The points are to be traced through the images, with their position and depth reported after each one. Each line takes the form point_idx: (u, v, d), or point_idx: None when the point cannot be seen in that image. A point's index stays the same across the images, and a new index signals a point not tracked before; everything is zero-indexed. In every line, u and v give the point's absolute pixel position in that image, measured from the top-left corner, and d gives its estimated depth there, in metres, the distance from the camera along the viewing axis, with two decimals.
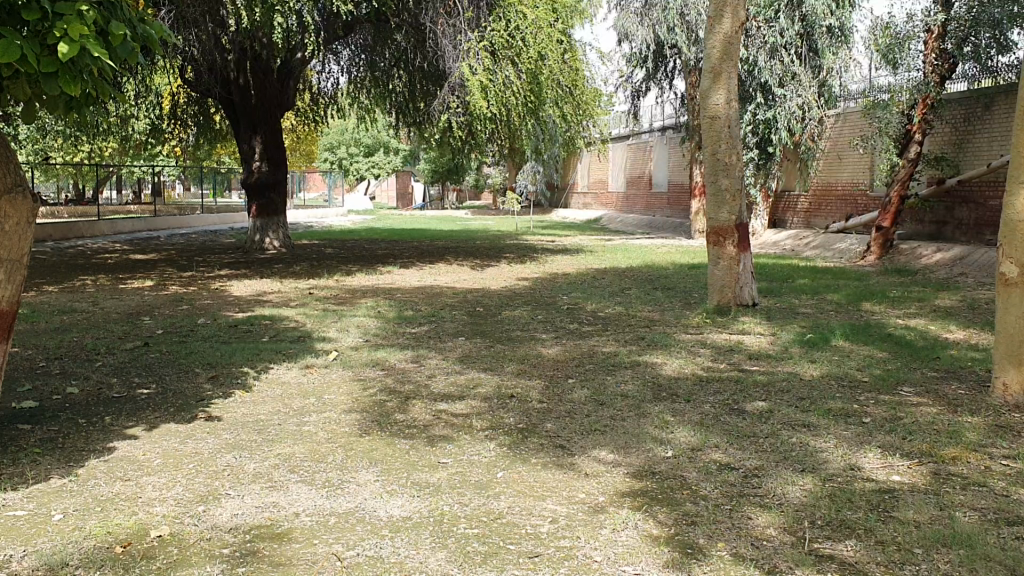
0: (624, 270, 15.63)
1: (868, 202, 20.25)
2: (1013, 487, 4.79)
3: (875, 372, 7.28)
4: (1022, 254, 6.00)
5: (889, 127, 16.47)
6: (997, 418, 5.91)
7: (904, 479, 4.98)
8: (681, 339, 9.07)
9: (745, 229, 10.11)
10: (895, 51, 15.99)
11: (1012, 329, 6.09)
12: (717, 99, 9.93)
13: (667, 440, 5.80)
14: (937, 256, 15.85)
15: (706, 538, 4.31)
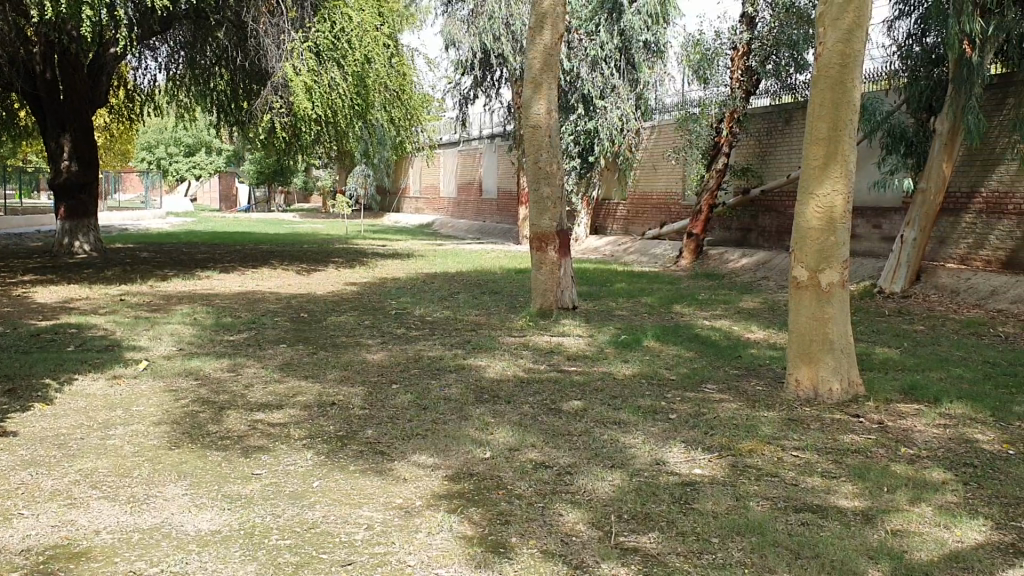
0: (454, 274, 15.73)
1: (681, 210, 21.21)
2: (801, 476, 5.15)
3: (682, 371, 7.64)
4: (811, 259, 6.43)
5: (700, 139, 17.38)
6: (789, 412, 6.33)
7: (705, 472, 5.26)
8: (504, 342, 9.22)
9: (566, 236, 10.42)
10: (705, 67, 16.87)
11: (802, 329, 6.53)
12: (537, 109, 10.12)
13: (485, 442, 5.88)
14: (743, 261, 16.81)
15: (518, 536, 4.40)
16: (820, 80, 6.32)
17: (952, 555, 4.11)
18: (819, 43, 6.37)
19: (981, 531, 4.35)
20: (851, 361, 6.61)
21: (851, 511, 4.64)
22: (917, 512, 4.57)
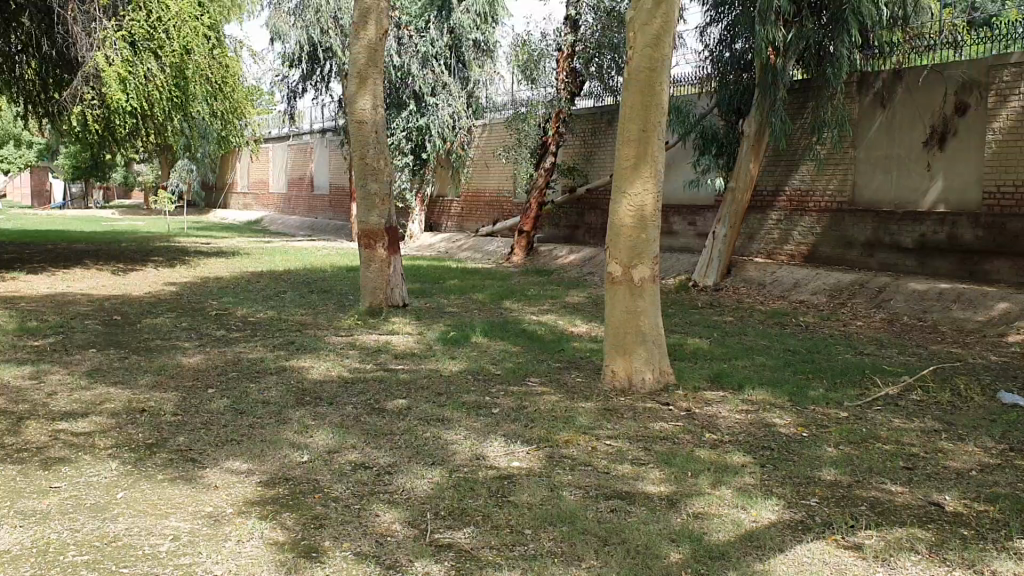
0: (281, 273, 15.35)
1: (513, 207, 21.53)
2: (613, 464, 5.31)
3: (506, 365, 7.75)
4: (625, 255, 6.65)
5: None
6: (606, 402, 6.52)
7: (523, 464, 5.34)
8: (330, 341, 9.07)
9: (394, 233, 10.36)
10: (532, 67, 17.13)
11: (618, 322, 6.75)
12: (363, 105, 9.99)
13: (304, 445, 5.76)
14: (572, 257, 17.21)
15: (332, 539, 4.34)
16: (630, 82, 6.54)
17: (747, 534, 4.34)
18: (630, 47, 6.59)
19: (775, 509, 4.62)
20: (661, 353, 6.90)
21: (658, 496, 4.83)
22: (718, 495, 4.81)
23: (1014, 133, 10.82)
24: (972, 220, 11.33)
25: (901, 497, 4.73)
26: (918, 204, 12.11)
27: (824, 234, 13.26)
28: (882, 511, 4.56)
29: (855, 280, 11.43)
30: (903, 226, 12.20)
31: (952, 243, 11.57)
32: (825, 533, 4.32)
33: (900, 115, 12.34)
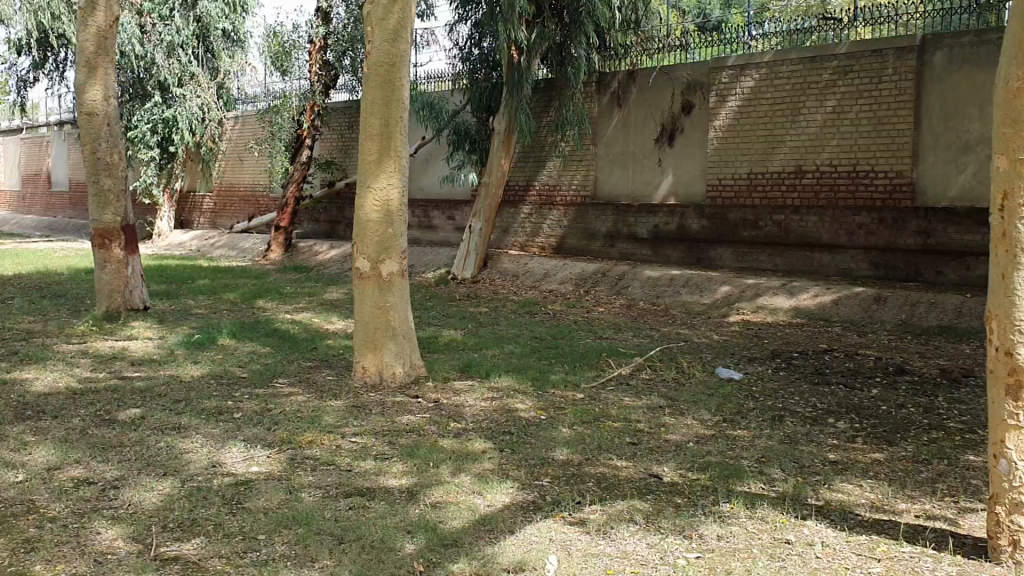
0: (11, 277, 14.10)
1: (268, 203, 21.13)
2: (356, 461, 5.28)
3: (252, 367, 7.52)
4: (372, 250, 6.62)
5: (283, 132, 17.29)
6: (354, 399, 6.47)
7: (262, 468, 5.20)
8: (60, 350, 8.43)
9: (132, 231, 9.80)
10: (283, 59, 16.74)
11: (367, 317, 6.70)
12: (93, 95, 9.38)
13: (19, 464, 5.32)
14: (332, 253, 16.98)
15: (44, 563, 4.03)
16: (370, 78, 6.51)
17: (481, 519, 4.44)
18: (368, 42, 6.55)
19: (509, 493, 4.76)
20: (411, 346, 6.93)
21: (397, 489, 4.85)
22: (456, 484, 4.89)
23: (733, 130, 11.86)
24: (699, 211, 12.29)
25: (625, 471, 5.02)
26: (653, 196, 12.96)
27: (570, 226, 13.86)
28: (607, 486, 4.81)
29: (600, 269, 12.03)
30: (642, 218, 12.98)
31: (684, 233, 12.47)
32: (554, 512, 4.50)
33: (635, 112, 13.16)
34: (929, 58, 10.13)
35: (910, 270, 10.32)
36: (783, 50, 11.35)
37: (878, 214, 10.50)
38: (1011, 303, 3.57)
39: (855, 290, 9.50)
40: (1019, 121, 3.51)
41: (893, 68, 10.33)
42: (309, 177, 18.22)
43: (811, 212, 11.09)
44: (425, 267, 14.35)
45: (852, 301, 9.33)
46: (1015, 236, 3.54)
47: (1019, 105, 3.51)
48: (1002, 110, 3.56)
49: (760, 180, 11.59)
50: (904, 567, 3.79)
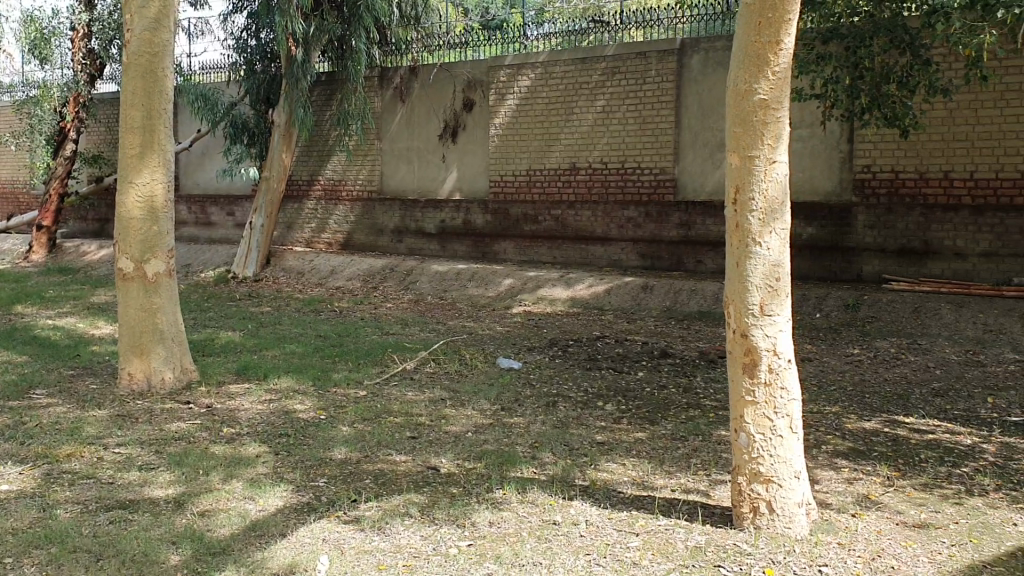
0: None
1: (29, 201, 19.75)
2: (119, 473, 5.02)
3: (6, 378, 6.98)
4: (136, 249, 6.31)
5: (44, 125, 15.92)
6: (119, 408, 6.14)
7: (13, 486, 4.84)
8: None
9: None
10: (41, 47, 15.48)
11: (133, 319, 6.38)
12: None
13: None
14: (103, 253, 16.03)
15: None
16: (129, 69, 6.19)
17: (251, 524, 4.33)
18: (126, 31, 6.22)
19: (283, 496, 4.67)
20: (181, 349, 6.65)
21: (163, 499, 4.65)
22: (227, 490, 4.74)
23: (512, 128, 12.19)
24: (482, 206, 12.54)
25: (402, 465, 5.05)
26: (437, 192, 13.11)
27: (356, 222, 13.77)
28: (384, 482, 4.83)
29: (387, 265, 12.02)
30: (427, 213, 13.08)
31: (469, 227, 12.68)
32: (328, 512, 4.44)
33: (418, 109, 13.27)
34: (687, 61, 10.82)
35: (674, 260, 10.96)
36: (557, 50, 11.76)
37: (645, 208, 11.12)
38: (745, 289, 3.85)
39: (628, 280, 10.01)
40: (748, 122, 3.79)
41: (656, 70, 10.96)
42: (76, 173, 17.10)
43: (585, 207, 11.60)
44: (204, 265, 13.82)
45: (625, 291, 9.83)
46: (747, 227, 3.83)
47: (747, 107, 3.78)
48: (732, 110, 3.83)
49: (538, 176, 11.99)
50: (659, 539, 4.04)
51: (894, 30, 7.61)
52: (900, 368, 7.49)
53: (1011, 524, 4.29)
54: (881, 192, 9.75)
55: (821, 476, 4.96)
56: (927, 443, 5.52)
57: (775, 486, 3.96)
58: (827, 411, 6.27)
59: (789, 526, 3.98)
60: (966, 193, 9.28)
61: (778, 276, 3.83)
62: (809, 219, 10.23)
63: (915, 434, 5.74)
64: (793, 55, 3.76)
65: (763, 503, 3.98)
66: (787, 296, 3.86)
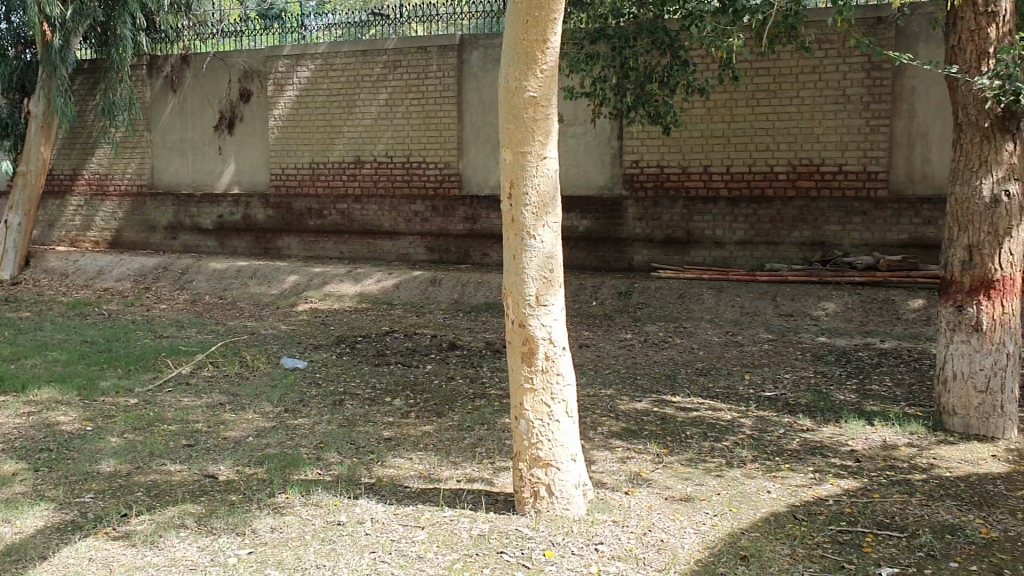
0: None
1: None
2: None
3: None
4: None
5: None
6: None
7: None
8: None
9: None
10: None
11: None
12: None
13: None
14: None
15: None
16: None
17: (6, 550, 4.00)
18: None
19: (43, 516, 4.35)
20: None
21: None
22: None
23: (293, 121, 11.94)
24: (263, 201, 12.20)
25: (177, 475, 4.83)
26: (214, 185, 12.61)
27: (127, 219, 13.06)
28: (156, 494, 4.60)
29: (162, 263, 11.45)
30: (203, 209, 12.58)
31: (249, 223, 12.30)
32: (95, 530, 4.18)
33: (191, 100, 12.71)
34: (467, 57, 10.97)
35: (459, 253, 11.10)
36: (338, 42, 11.59)
37: (430, 201, 11.21)
38: (522, 280, 3.92)
39: (416, 274, 10.05)
40: (519, 119, 3.84)
41: (437, 66, 11.06)
42: None
43: (371, 200, 11.54)
44: None
45: (412, 285, 9.86)
46: (521, 221, 3.89)
47: (517, 103, 3.84)
48: (502, 107, 3.87)
49: (322, 170, 11.81)
50: (444, 530, 4.07)
51: (655, 32, 7.59)
52: (669, 350, 7.95)
53: (764, 492, 4.66)
54: (649, 185, 10.32)
55: (597, 456, 5.18)
56: (692, 420, 5.90)
57: (555, 469, 4.09)
58: (603, 394, 6.56)
59: (568, 507, 4.13)
60: (724, 186, 9.97)
61: (552, 267, 3.93)
62: (586, 211, 10.65)
63: (682, 412, 6.11)
64: (558, 53, 3.84)
65: (543, 486, 4.10)
66: (561, 286, 3.97)
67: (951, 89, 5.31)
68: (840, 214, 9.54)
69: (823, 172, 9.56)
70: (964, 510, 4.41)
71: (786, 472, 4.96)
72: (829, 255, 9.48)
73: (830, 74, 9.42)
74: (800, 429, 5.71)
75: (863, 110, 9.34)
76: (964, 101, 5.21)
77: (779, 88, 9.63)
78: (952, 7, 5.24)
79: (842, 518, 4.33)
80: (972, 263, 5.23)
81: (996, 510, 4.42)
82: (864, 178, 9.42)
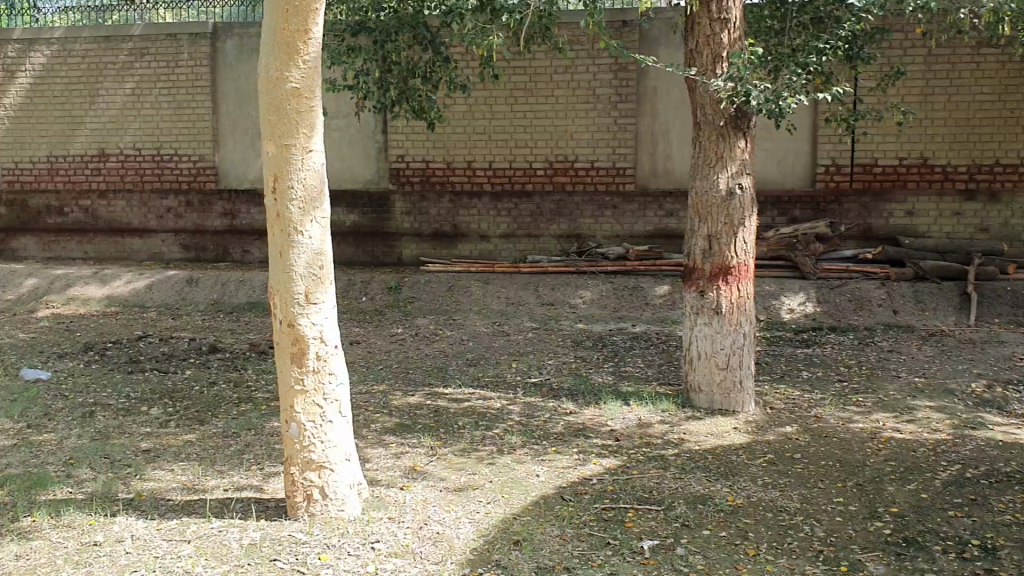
0: None
1: None
2: None
3: None
4: None
5: None
6: None
7: None
8: None
9: None
10: None
11: None
12: None
13: None
14: None
15: None
16: None
17: None
18: None
19: None
20: None
21: None
22: None
23: (27, 110, 10.98)
24: None
25: None
26: None
27: None
28: None
29: None
30: None
31: None
32: None
33: None
34: (221, 46, 10.52)
35: (218, 250, 10.65)
36: (76, 26, 10.77)
37: (184, 196, 10.66)
38: (290, 278, 3.80)
39: (171, 274, 9.54)
40: (281, 111, 3.72)
41: (188, 54, 10.52)
42: None
43: (117, 197, 10.82)
44: None
45: (167, 285, 9.35)
46: (287, 216, 3.78)
47: (279, 95, 3.72)
48: (264, 98, 3.74)
49: (62, 164, 10.96)
50: (212, 542, 3.88)
51: (416, 27, 7.36)
52: (438, 343, 8.02)
53: (534, 476, 4.81)
54: (414, 180, 10.34)
55: (370, 454, 5.14)
56: (463, 411, 5.99)
57: (328, 471, 4.02)
58: (375, 390, 6.52)
59: (342, 508, 4.07)
60: (486, 180, 10.18)
61: (321, 264, 3.84)
62: (351, 205, 10.53)
63: (453, 403, 6.18)
64: (321, 44, 3.77)
65: (317, 489, 4.01)
66: (330, 283, 3.90)
67: (690, 90, 5.70)
68: (594, 207, 10.01)
69: (578, 168, 9.99)
70: (711, 480, 4.78)
71: (553, 455, 5.15)
72: (585, 246, 9.87)
73: (582, 73, 9.86)
74: (563, 413, 5.95)
75: (612, 109, 9.84)
76: (702, 101, 5.62)
77: (535, 86, 9.96)
78: (689, 14, 5.63)
79: (605, 496, 4.55)
80: (711, 252, 5.66)
81: (738, 477, 4.83)
82: (615, 174, 9.93)
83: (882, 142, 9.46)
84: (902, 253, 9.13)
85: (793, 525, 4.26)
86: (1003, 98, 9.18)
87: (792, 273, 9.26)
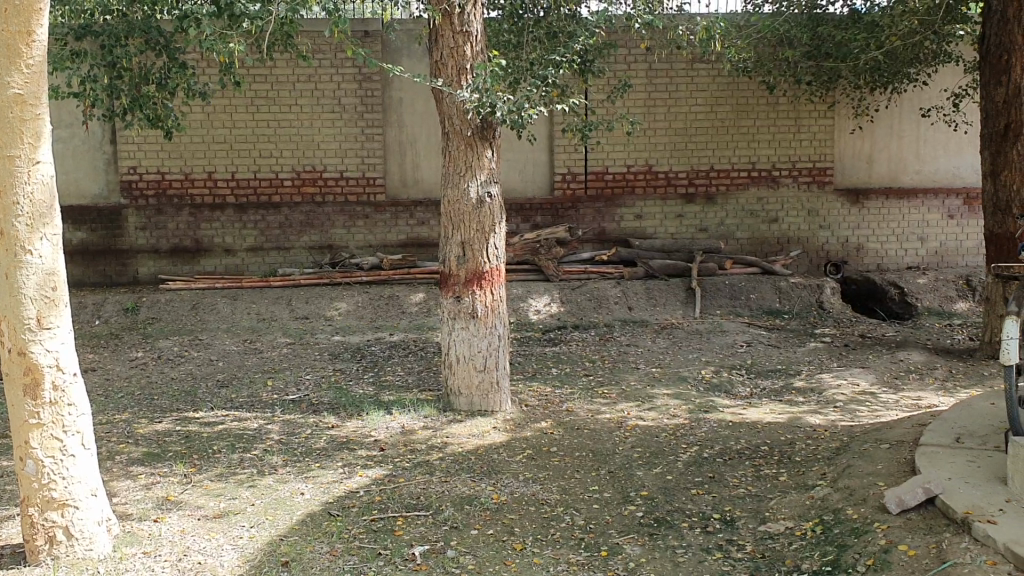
0: None
1: None
2: None
3: None
4: None
5: None
6: None
7: None
8: None
9: None
10: None
11: None
12: None
13: None
14: None
15: None
16: None
17: None
18: None
19: None
20: None
21: None
22: None
23: None
24: None
25: None
26: None
27: None
28: None
29: None
30: None
31: None
32: None
33: None
34: None
35: None
36: None
37: None
38: (18, 302, 3.47)
39: None
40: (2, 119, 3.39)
41: None
42: None
43: None
44: None
45: None
46: (13, 234, 3.45)
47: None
48: None
49: None
50: None
51: (148, 31, 6.89)
52: (184, 364, 7.63)
53: (298, 494, 4.69)
54: (149, 193, 9.78)
55: (117, 487, 4.80)
56: (218, 434, 5.73)
57: (72, 509, 3.70)
58: (117, 419, 6.09)
59: (90, 548, 3.77)
60: (229, 192, 9.80)
61: (54, 285, 3.54)
62: (79, 222, 9.79)
63: (206, 427, 5.90)
64: (47, 47, 3.48)
65: (59, 530, 3.68)
66: (65, 305, 3.60)
67: (436, 100, 5.77)
68: (344, 217, 9.93)
69: (326, 179, 9.87)
70: (476, 480, 4.88)
71: (317, 470, 5.06)
72: (337, 258, 9.74)
73: (325, 83, 9.75)
74: (325, 427, 5.85)
75: (359, 119, 9.81)
76: (449, 111, 5.71)
77: (278, 95, 9.72)
78: (432, 25, 5.70)
79: (372, 507, 4.52)
80: (465, 258, 5.77)
81: (500, 475, 4.96)
82: (363, 184, 9.90)
83: (613, 150, 10.08)
84: (634, 253, 9.77)
85: (554, 516, 4.44)
86: (715, 109, 10.06)
87: (537, 276, 9.66)
